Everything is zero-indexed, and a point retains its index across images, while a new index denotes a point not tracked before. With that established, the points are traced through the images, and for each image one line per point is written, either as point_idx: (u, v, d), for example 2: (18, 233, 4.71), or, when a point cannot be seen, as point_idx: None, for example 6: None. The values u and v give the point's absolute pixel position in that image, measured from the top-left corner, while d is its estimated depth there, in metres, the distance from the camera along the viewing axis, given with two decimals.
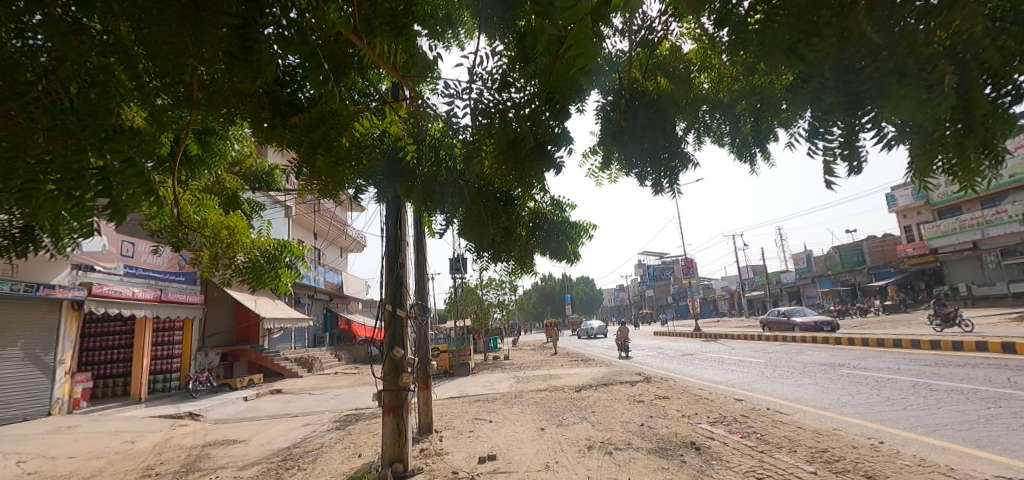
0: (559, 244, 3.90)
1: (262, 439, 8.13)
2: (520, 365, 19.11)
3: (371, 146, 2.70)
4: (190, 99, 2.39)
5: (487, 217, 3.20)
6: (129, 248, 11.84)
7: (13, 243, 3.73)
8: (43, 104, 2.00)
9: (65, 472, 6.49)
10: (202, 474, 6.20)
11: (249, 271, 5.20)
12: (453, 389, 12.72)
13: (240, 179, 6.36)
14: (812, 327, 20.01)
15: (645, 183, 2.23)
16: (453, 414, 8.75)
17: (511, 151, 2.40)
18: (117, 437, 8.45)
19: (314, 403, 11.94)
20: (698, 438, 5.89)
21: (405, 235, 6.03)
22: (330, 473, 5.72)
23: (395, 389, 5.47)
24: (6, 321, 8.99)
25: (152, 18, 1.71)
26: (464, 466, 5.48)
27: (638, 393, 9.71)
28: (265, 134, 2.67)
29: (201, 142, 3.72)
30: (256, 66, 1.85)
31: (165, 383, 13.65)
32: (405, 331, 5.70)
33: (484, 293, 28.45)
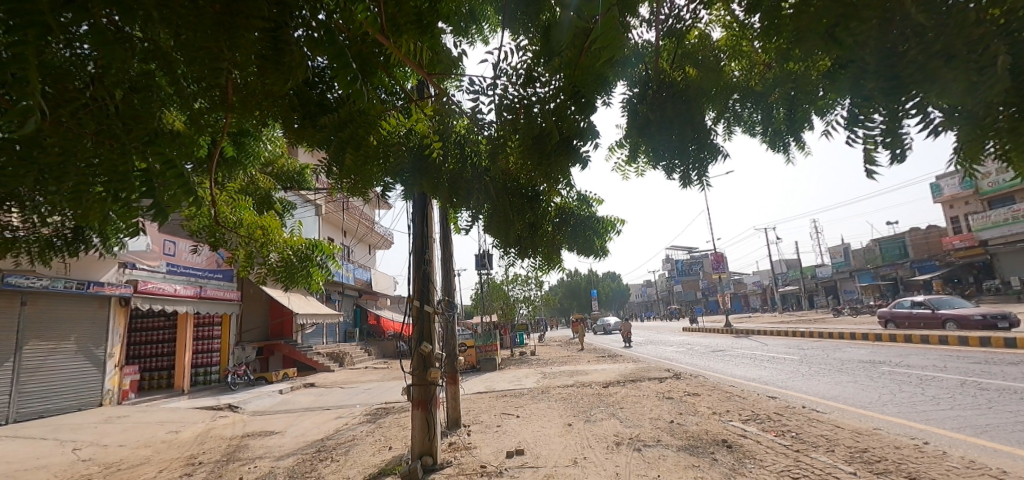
0: (586, 240, 3.84)
1: (297, 431, 8.39)
2: (547, 360, 19.05)
3: (398, 144, 2.74)
4: (225, 102, 2.47)
5: (513, 213, 3.21)
6: (171, 247, 12.44)
7: (66, 243, 3.98)
8: (91, 111, 2.09)
9: (116, 460, 6.85)
10: (241, 463, 6.45)
11: (282, 270, 5.34)
12: (480, 384, 12.81)
13: (273, 180, 6.56)
14: (977, 323, 14.66)
15: (672, 176, 2.20)
16: (481, 409, 8.82)
17: (536, 146, 2.39)
18: (163, 427, 8.86)
19: (345, 396, 12.23)
20: (730, 436, 5.77)
21: (432, 232, 6.09)
22: (362, 465, 5.86)
23: (424, 384, 5.55)
24: (60, 316, 9.52)
25: (188, 24, 1.75)
26: (492, 461, 5.53)
27: (667, 389, 9.57)
28: (296, 134, 2.76)
29: (236, 144, 3.86)
30: (288, 67, 1.92)
31: (205, 376, 14.22)
32: (433, 327, 5.78)
33: (510, 288, 28.43)
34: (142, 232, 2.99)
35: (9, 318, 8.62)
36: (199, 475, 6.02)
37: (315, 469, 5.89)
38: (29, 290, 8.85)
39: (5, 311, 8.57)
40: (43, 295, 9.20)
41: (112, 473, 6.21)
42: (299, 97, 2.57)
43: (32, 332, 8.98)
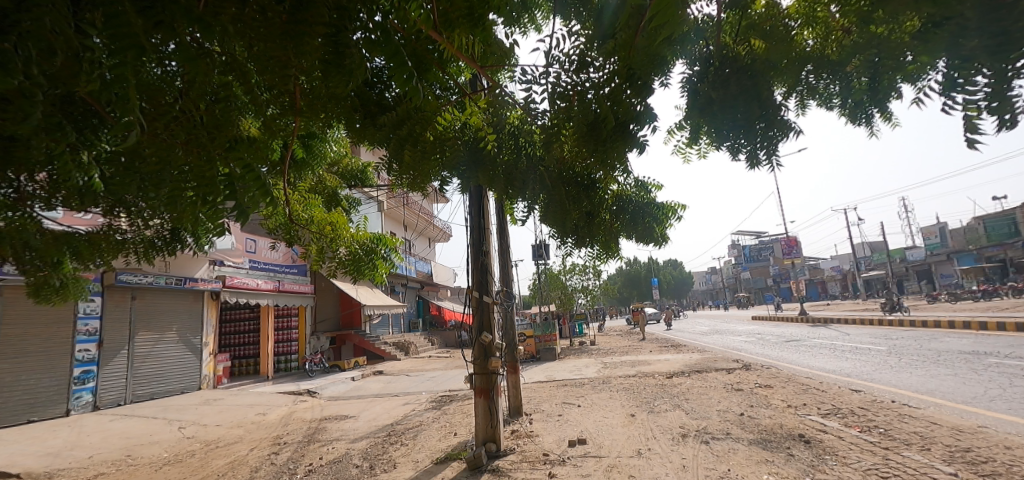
0: (645, 227, 3.72)
1: (369, 416, 8.87)
2: (607, 350, 18.83)
3: (453, 139, 2.80)
4: (294, 106, 2.62)
5: (569, 202, 3.17)
6: (252, 244, 13.51)
7: (166, 244, 4.39)
8: (181, 123, 2.30)
9: (214, 439, 7.59)
10: (321, 444, 6.94)
11: (350, 263, 5.60)
12: (540, 373, 12.91)
13: (339, 178, 6.94)
14: None
15: (738, 157, 2.08)
16: (542, 398, 8.90)
17: (591, 131, 2.35)
18: (252, 410, 9.69)
19: (411, 384, 12.75)
20: (808, 431, 5.44)
21: (488, 223, 6.17)
22: (428, 450, 6.10)
23: (486, 373, 5.66)
24: (162, 309, 10.60)
25: (261, 36, 1.88)
26: (555, 449, 5.57)
27: (736, 381, 9.16)
28: (358, 133, 2.89)
29: (305, 146, 4.11)
30: (348, 69, 1.97)
31: (286, 364, 15.38)
32: (493, 317, 5.88)
33: (568, 278, 28.27)
34: (228, 232, 3.27)
35: (122, 311, 9.70)
36: (284, 454, 6.54)
37: (387, 452, 6.22)
38: (138, 286, 9.91)
39: (120, 305, 9.66)
40: (149, 290, 10.27)
41: (211, 451, 6.88)
42: (360, 98, 2.68)
43: (141, 324, 10.07)
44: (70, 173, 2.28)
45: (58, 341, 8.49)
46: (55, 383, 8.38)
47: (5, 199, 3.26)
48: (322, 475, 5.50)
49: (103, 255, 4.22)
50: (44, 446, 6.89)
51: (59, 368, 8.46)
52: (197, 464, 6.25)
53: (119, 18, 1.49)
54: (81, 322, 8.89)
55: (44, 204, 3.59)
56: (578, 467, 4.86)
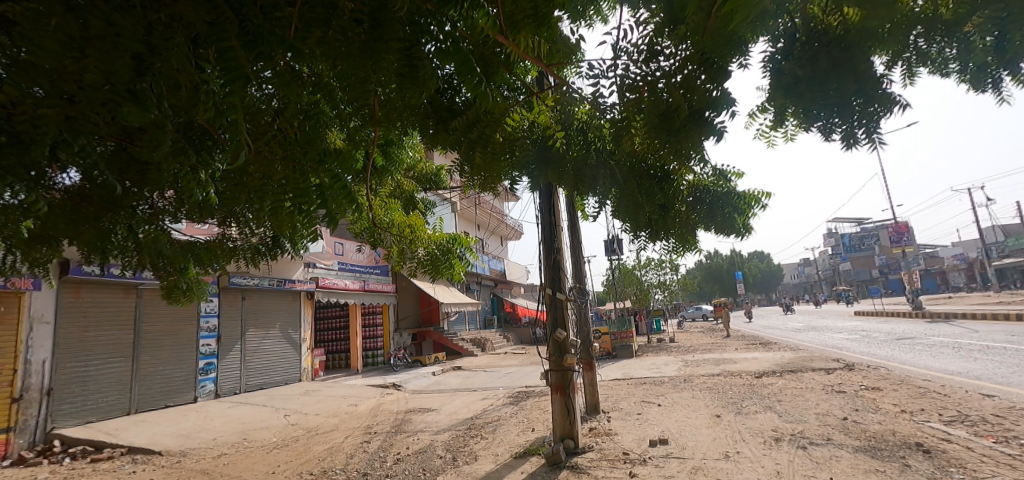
0: (725, 218, 3.50)
1: (450, 409, 9.24)
2: (688, 347, 18.10)
3: (522, 138, 2.85)
4: (373, 117, 2.79)
5: (643, 195, 3.07)
6: (340, 247, 14.59)
7: (269, 249, 4.83)
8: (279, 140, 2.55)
9: (315, 426, 8.30)
10: (407, 435, 7.35)
11: (429, 263, 5.85)
12: (618, 370, 12.70)
13: (415, 182, 7.30)
14: None
15: (832, 137, 1.95)
16: (620, 396, 8.75)
17: (663, 122, 2.26)
18: (345, 401, 10.45)
19: (489, 379, 13.08)
20: (926, 439, 4.88)
21: (559, 219, 6.17)
22: (508, 444, 6.25)
23: (561, 369, 5.66)
24: (267, 308, 11.74)
25: (342, 56, 2.02)
26: (634, 448, 5.47)
27: (836, 382, 8.40)
28: (431, 139, 3.03)
29: (385, 154, 4.36)
30: (422, 81, 2.05)
31: (373, 358, 16.38)
32: (566, 314, 5.87)
33: (644, 273, 27.53)
34: (320, 237, 3.57)
35: (234, 310, 10.87)
36: (375, 442, 7.00)
37: (468, 444, 6.45)
38: (247, 288, 11.07)
39: (232, 305, 10.82)
40: (255, 291, 11.44)
41: (312, 437, 7.53)
42: (433, 105, 2.81)
43: (250, 321, 11.22)
44: (193, 190, 2.63)
45: (185, 337, 9.68)
46: (185, 373, 9.58)
47: (143, 214, 3.77)
48: (409, 464, 5.83)
49: (219, 261, 4.76)
50: (178, 427, 7.92)
51: (187, 360, 9.66)
52: (300, 449, 6.87)
53: (229, 53, 1.67)
54: (203, 319, 10.08)
55: (172, 217, 4.12)
56: (660, 468, 4.73)
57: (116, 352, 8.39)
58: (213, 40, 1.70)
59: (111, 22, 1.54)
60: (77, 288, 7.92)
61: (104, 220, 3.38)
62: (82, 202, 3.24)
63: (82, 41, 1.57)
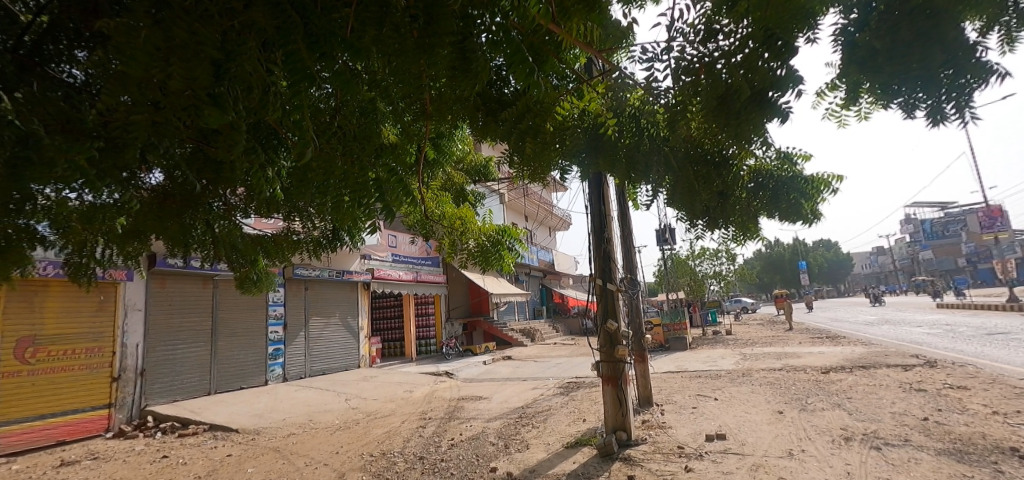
0: (791, 203, 3.01)
1: (501, 398, 9.38)
2: (746, 341, 17.37)
3: (572, 127, 2.81)
4: (424, 111, 2.84)
5: (699, 183, 2.83)
6: (393, 240, 15.09)
7: (330, 242, 5.08)
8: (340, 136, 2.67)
9: (374, 411, 8.69)
10: (460, 422, 7.55)
11: (479, 255, 5.91)
12: (671, 363, 12.40)
13: (465, 174, 7.41)
14: None
15: (915, 113, 1.81)
16: (674, 389, 8.54)
17: (721, 106, 2.13)
18: (401, 387, 10.85)
19: (539, 369, 13.14)
20: (1023, 445, 4.43)
21: (609, 210, 6.04)
22: (559, 433, 6.27)
23: (613, 361, 5.61)
24: (327, 298, 12.37)
25: (395, 51, 2.05)
26: (690, 442, 5.34)
27: (915, 380, 7.78)
28: (481, 131, 3.06)
29: (437, 148, 4.43)
30: (475, 74, 2.07)
31: (426, 347, 16.86)
32: (618, 305, 5.79)
33: (698, 264, 26.62)
34: (378, 229, 3.70)
35: (298, 300, 11.53)
36: (430, 428, 7.22)
37: (520, 433, 6.53)
38: (309, 278, 11.70)
39: (296, 295, 11.48)
40: (317, 282, 12.08)
41: (371, 421, 7.90)
42: (482, 97, 2.83)
43: (313, 311, 11.87)
44: (263, 188, 2.78)
45: (256, 324, 10.37)
46: (256, 358, 10.28)
47: (218, 210, 4.07)
48: (462, 450, 5.99)
49: (285, 254, 5.04)
50: (252, 408, 8.54)
51: (258, 346, 10.35)
52: (361, 432, 7.22)
53: (295, 55, 1.75)
54: (271, 308, 10.76)
55: (243, 212, 4.40)
56: (718, 464, 4.59)
57: (196, 337, 9.12)
58: (281, 43, 1.78)
59: (192, 31, 1.65)
60: (162, 279, 8.65)
61: (185, 217, 3.66)
62: (165, 199, 3.55)
63: (166, 51, 1.68)
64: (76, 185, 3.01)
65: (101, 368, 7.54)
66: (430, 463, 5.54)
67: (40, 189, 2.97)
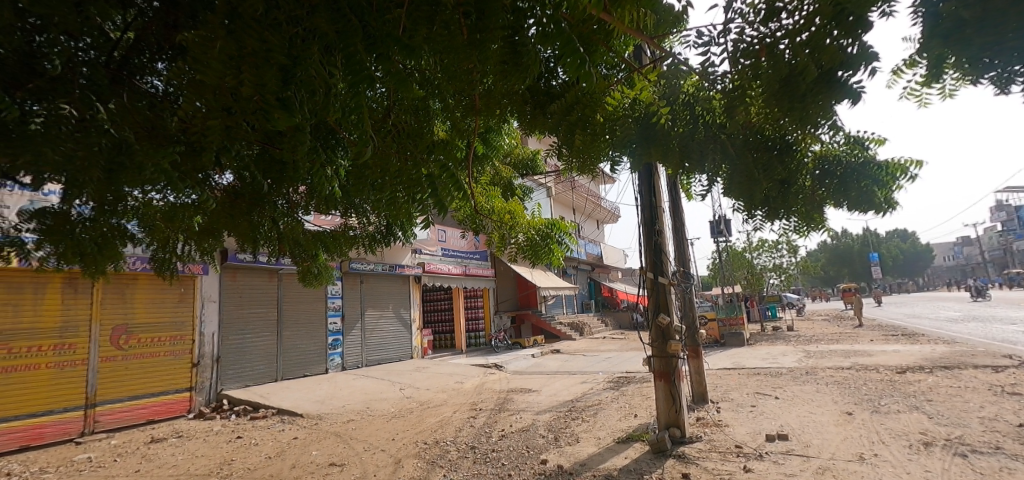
0: (861, 192, 2.55)
1: (550, 391, 9.41)
2: (810, 337, 16.46)
3: (623, 117, 2.68)
4: (471, 107, 2.84)
5: (758, 172, 2.50)
6: (443, 235, 15.42)
7: (384, 237, 5.27)
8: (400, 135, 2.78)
9: (427, 400, 8.96)
10: (510, 413, 7.64)
11: (529, 248, 5.91)
12: (728, 359, 11.96)
13: (512, 168, 7.45)
14: None
15: (1008, 87, 1.66)
16: (731, 386, 8.24)
17: (785, 88, 1.97)
18: (452, 378, 11.12)
19: (589, 363, 13.06)
20: None
21: (660, 201, 5.89)
22: (610, 428, 6.22)
23: (665, 356, 5.46)
24: (382, 291, 12.84)
25: (449, 49, 2.10)
26: (749, 442, 5.14)
27: (1008, 383, 7.08)
28: (529, 125, 3.05)
29: (486, 142, 4.48)
30: (526, 68, 2.08)
31: (476, 339, 17.15)
32: (669, 298, 5.65)
33: (756, 256, 25.49)
34: (432, 224, 3.78)
35: (355, 293, 12.04)
36: (481, 418, 7.37)
37: (570, 426, 6.53)
38: (365, 272, 12.20)
39: (353, 288, 11.99)
40: (372, 275, 12.57)
41: (425, 410, 8.15)
42: (530, 90, 2.84)
43: (369, 303, 12.36)
44: (324, 186, 2.92)
45: (317, 315, 10.93)
46: (317, 347, 10.85)
47: (283, 208, 4.31)
48: (513, 441, 6.06)
49: (343, 248, 5.27)
50: (315, 395, 9.03)
51: (319, 336, 10.91)
52: (415, 420, 7.48)
53: (355, 57, 1.81)
54: (330, 300, 11.30)
55: (304, 209, 4.62)
56: (780, 465, 4.39)
57: (264, 327, 9.74)
58: (341, 46, 1.84)
59: (263, 39, 1.74)
60: (233, 273, 9.28)
61: (254, 215, 3.90)
62: (235, 198, 3.81)
63: (238, 59, 1.79)
64: (161, 187, 3.29)
65: (183, 354, 8.22)
66: (482, 453, 5.66)
67: (132, 191, 3.27)
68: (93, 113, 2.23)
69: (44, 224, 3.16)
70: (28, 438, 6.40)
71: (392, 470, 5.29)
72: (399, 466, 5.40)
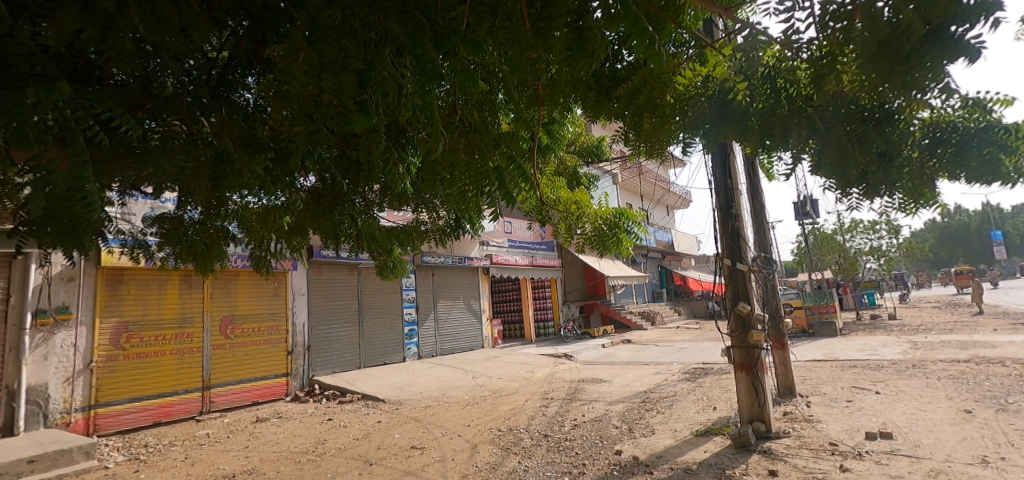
0: (986, 160, 2.06)
1: (622, 382, 9.26)
2: (916, 326, 14.87)
3: (695, 96, 2.45)
4: (536, 97, 2.85)
5: (852, 145, 2.13)
6: (509, 226, 15.59)
7: (453, 230, 5.45)
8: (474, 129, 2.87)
9: (500, 388, 9.16)
10: (582, 403, 7.62)
11: (596, 239, 5.81)
12: (818, 350, 11.11)
13: (577, 157, 7.37)
14: None
15: None
16: (822, 379, 7.64)
17: (886, 53, 1.72)
18: (523, 367, 11.28)
19: (663, 354, 12.70)
20: None
21: (737, 182, 5.55)
22: (687, 420, 6.01)
23: (746, 346, 5.19)
24: (452, 282, 13.25)
25: (513, 41, 2.12)
26: (845, 439, 4.75)
27: None
28: (594, 110, 2.98)
29: (550, 133, 4.45)
30: (591, 52, 1.99)
31: (545, 329, 17.24)
32: (750, 286, 5.33)
33: (848, 239, 23.46)
34: (501, 216, 3.80)
35: (427, 285, 12.55)
36: (553, 407, 7.41)
37: (644, 418, 6.39)
38: (435, 265, 12.66)
39: (425, 280, 12.49)
40: (442, 267, 13.01)
41: (498, 398, 8.36)
42: (594, 76, 2.78)
43: (440, 294, 12.81)
44: (397, 183, 3.04)
45: (393, 307, 11.51)
46: (395, 337, 11.43)
47: (362, 206, 4.55)
48: (586, 431, 6.04)
49: (415, 242, 5.49)
50: (395, 382, 9.54)
51: (396, 326, 11.50)
52: (489, 407, 7.69)
53: (423, 57, 1.85)
54: (405, 292, 11.84)
55: (379, 206, 4.84)
56: (883, 466, 4.03)
57: (347, 318, 10.42)
58: (410, 49, 1.89)
59: (341, 48, 1.82)
60: (318, 268, 10.00)
61: (336, 213, 4.17)
62: (319, 198, 4.12)
63: (318, 69, 1.87)
64: (256, 191, 3.62)
65: (279, 343, 9.02)
66: (555, 442, 5.70)
67: (232, 196, 3.61)
68: (199, 127, 2.49)
69: (163, 227, 3.63)
70: (159, 415, 7.31)
71: (468, 454, 5.48)
72: (476, 451, 5.57)
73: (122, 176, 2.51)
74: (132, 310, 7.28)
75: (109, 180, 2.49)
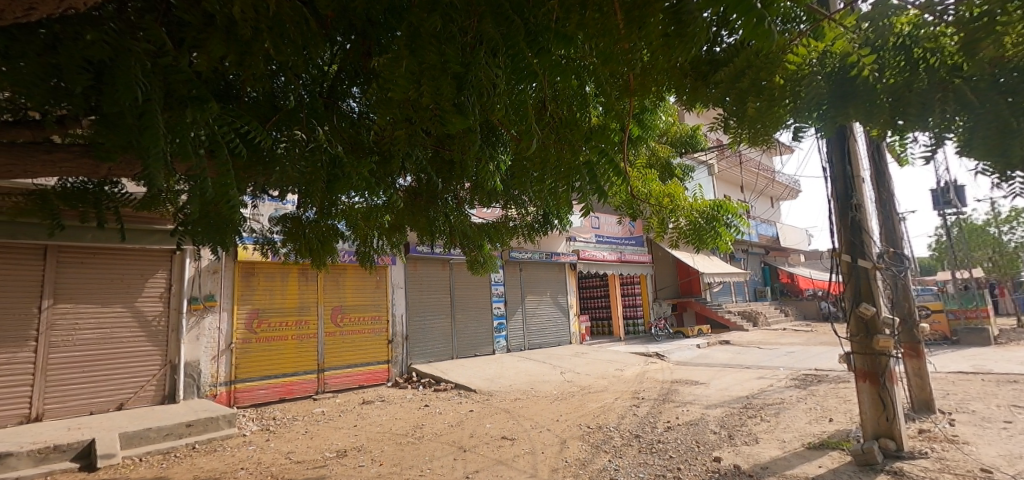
0: None
1: (720, 385, 8.71)
2: None
3: (812, 76, 2.10)
4: (626, 87, 2.71)
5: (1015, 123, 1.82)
6: (596, 221, 15.32)
7: (542, 225, 5.47)
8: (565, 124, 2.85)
9: (588, 385, 9.08)
10: (676, 405, 7.30)
11: (692, 233, 5.52)
12: (963, 361, 9.57)
13: (669, 147, 7.01)
14: None
15: None
16: (969, 395, 6.57)
17: None
18: (613, 365, 11.06)
19: (767, 357, 11.74)
20: None
21: (858, 168, 4.94)
22: (797, 431, 5.51)
23: (870, 353, 4.60)
24: (539, 278, 13.35)
25: (602, 31, 1.96)
26: (1002, 466, 4.06)
27: None
28: (690, 98, 2.75)
29: (641, 124, 4.30)
30: (691, 36, 1.70)
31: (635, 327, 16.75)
32: (875, 285, 4.72)
33: (1005, 231, 19.87)
34: (592, 210, 3.75)
35: (516, 280, 12.76)
36: (644, 407, 7.18)
37: (746, 424, 5.96)
38: (523, 260, 12.83)
39: (514, 275, 12.71)
40: (530, 263, 13.17)
41: (586, 394, 8.30)
42: (690, 62, 2.50)
43: (528, 289, 12.97)
44: (489, 181, 3.14)
45: (483, 301, 11.88)
46: (485, 330, 11.79)
47: (455, 203, 4.74)
48: (680, 434, 5.78)
49: (504, 238, 5.62)
50: (486, 373, 9.84)
51: (486, 319, 11.85)
52: (577, 403, 7.67)
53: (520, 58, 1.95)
54: (494, 287, 12.16)
55: (471, 204, 4.96)
56: None
57: (441, 310, 10.94)
58: (507, 49, 1.97)
59: (441, 53, 1.91)
60: (415, 263, 10.59)
61: (430, 211, 4.43)
62: (416, 197, 4.36)
63: (418, 74, 2.00)
64: (362, 193, 3.94)
65: (382, 332, 9.73)
66: (647, 443, 5.53)
67: (341, 197, 3.95)
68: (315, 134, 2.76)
69: (285, 227, 4.14)
70: (285, 392, 8.25)
71: (558, 449, 5.52)
72: (565, 446, 5.59)
73: (256, 181, 2.86)
74: (261, 299, 8.28)
75: (246, 185, 2.86)
